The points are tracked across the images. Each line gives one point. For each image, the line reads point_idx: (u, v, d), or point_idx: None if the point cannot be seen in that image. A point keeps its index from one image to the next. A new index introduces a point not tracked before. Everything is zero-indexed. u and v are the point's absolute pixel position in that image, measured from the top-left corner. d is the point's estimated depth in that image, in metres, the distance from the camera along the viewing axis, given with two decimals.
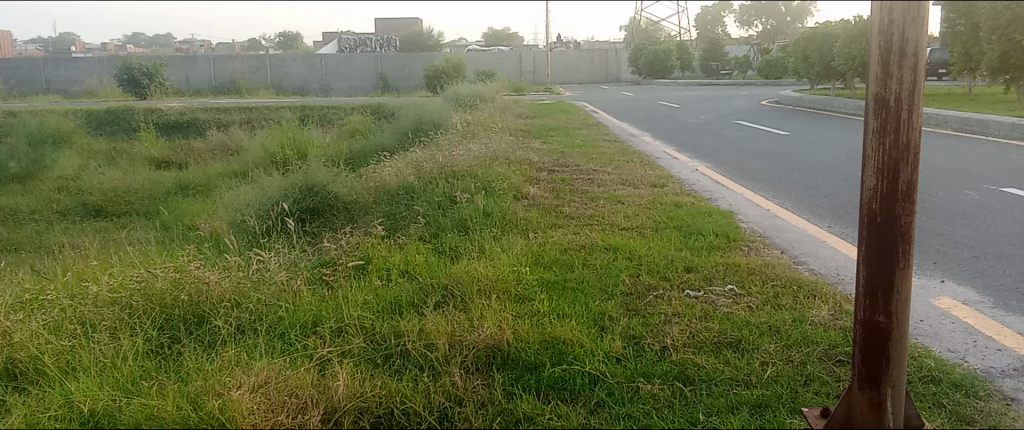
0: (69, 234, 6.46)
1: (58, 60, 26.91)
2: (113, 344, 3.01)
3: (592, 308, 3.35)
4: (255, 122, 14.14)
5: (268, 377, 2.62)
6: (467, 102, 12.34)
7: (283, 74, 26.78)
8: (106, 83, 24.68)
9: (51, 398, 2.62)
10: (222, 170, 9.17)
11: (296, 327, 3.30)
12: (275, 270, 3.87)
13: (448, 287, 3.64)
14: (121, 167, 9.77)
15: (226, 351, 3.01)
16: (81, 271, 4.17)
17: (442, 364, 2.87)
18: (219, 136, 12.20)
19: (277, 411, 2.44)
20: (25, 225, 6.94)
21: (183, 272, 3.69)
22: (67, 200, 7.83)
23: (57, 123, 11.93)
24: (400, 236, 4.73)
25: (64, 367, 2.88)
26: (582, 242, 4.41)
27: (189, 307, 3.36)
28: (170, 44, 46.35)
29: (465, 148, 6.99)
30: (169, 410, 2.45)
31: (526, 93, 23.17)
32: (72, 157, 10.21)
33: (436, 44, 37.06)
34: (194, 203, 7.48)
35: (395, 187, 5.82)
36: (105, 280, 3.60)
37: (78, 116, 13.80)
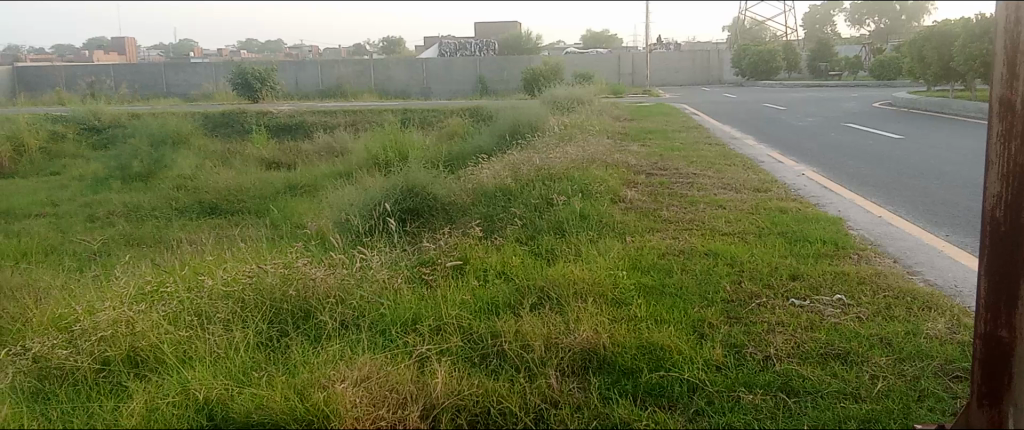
0: (186, 230, 6.83)
1: (179, 66, 28.39)
2: (226, 337, 3.16)
3: (690, 314, 3.29)
4: (358, 125, 14.57)
5: (370, 372, 2.69)
6: (564, 104, 12.34)
7: (386, 78, 27.45)
8: (222, 88, 25.92)
9: (170, 385, 2.76)
10: (327, 170, 9.50)
11: (396, 324, 3.38)
12: (376, 268, 3.98)
13: (544, 289, 3.66)
14: (234, 167, 10.26)
15: (331, 345, 3.12)
16: (197, 265, 4.40)
17: (539, 365, 2.88)
18: (325, 138, 12.64)
19: (378, 405, 2.50)
20: (147, 221, 7.36)
21: (291, 268, 3.85)
22: (185, 197, 8.28)
23: (178, 126, 12.63)
24: (497, 237, 4.78)
25: (181, 355, 3.05)
26: (681, 247, 4.34)
27: (297, 302, 3.50)
28: (280, 50, 48.34)
29: (563, 151, 7.00)
30: (278, 401, 2.56)
31: (625, 95, 22.95)
32: (190, 158, 10.79)
33: (534, 46, 37.22)
34: (301, 203, 7.76)
35: (493, 190, 5.88)
36: (220, 275, 3.79)
37: (196, 119, 14.57)
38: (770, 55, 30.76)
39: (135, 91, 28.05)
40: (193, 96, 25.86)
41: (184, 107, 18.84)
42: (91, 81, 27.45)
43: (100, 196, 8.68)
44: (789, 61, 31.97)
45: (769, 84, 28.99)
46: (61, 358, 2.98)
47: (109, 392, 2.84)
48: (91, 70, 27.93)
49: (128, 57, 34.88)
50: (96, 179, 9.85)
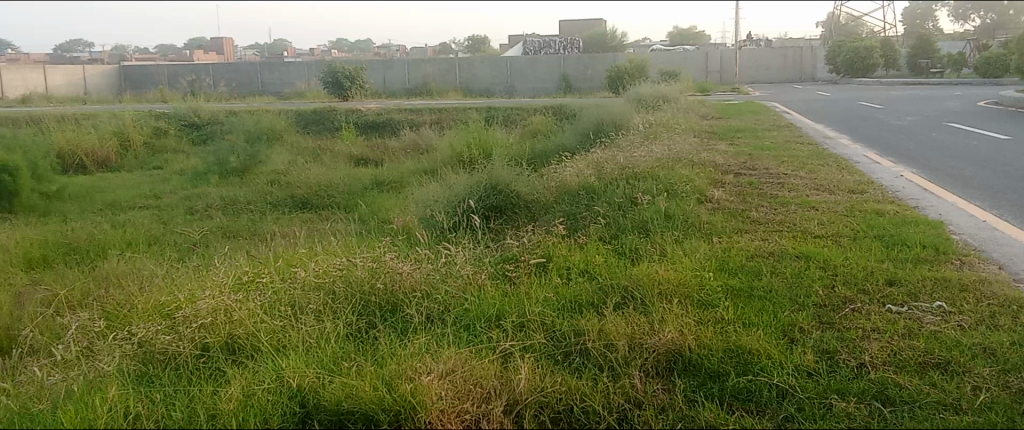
0: (279, 224, 7.08)
1: (273, 65, 29.15)
2: (317, 328, 3.27)
3: (781, 318, 3.21)
4: (443, 122, 14.77)
5: (455, 366, 2.74)
6: (650, 102, 12.19)
7: (471, 76, 27.69)
8: (313, 86, 26.63)
9: (266, 372, 2.87)
10: (413, 167, 9.66)
11: (481, 319, 3.42)
12: (461, 264, 4.03)
13: (628, 288, 3.63)
14: (324, 163, 10.56)
15: (417, 338, 3.18)
16: (290, 257, 4.54)
17: (622, 365, 2.86)
18: (412, 135, 12.86)
19: (463, 398, 2.54)
20: (243, 214, 7.65)
21: (379, 262, 3.94)
22: (278, 191, 8.57)
23: (271, 123, 13.07)
24: (581, 236, 4.76)
25: (276, 344, 3.17)
26: (771, 249, 4.23)
27: (384, 296, 3.59)
28: (367, 49, 49.44)
29: (648, 149, 6.92)
30: (367, 391, 2.62)
31: (712, 93, 22.49)
32: (283, 154, 11.16)
33: (619, 44, 36.91)
34: (388, 199, 7.92)
35: (577, 188, 5.88)
36: (312, 267, 3.91)
37: (289, 116, 15.06)
38: (867, 51, 29.56)
39: (232, 89, 28.73)
40: (286, 94, 26.61)
41: (278, 105, 19.48)
42: (191, 80, 28.67)
43: (199, 189, 9.08)
44: (887, 58, 30.66)
45: (865, 81, 27.88)
46: (165, 343, 3.11)
47: (208, 377, 2.97)
48: (192, 69, 29.19)
49: (226, 57, 36.43)
50: (196, 173, 10.29)
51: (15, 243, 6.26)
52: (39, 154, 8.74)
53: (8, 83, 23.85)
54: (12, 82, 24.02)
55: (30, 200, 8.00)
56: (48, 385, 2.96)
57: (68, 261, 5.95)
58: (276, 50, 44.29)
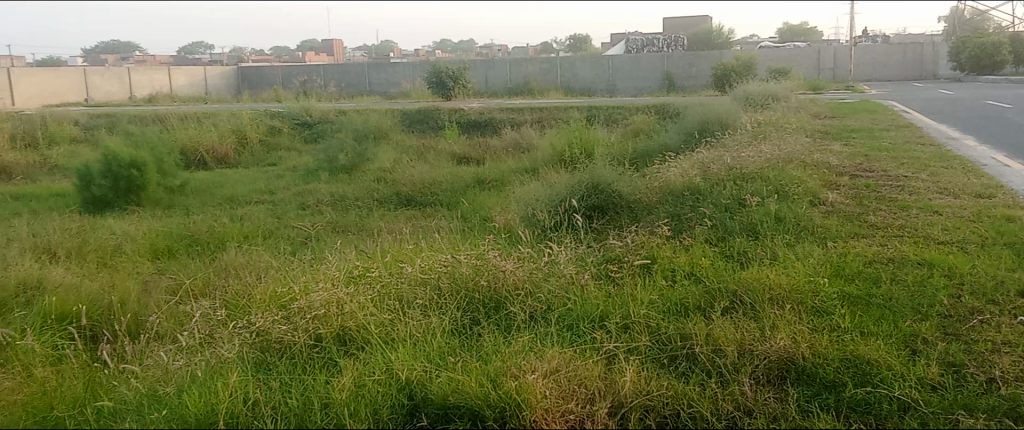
0: (385, 220, 7.27)
1: (381, 65, 29.37)
2: (423, 323, 3.35)
3: (902, 327, 3.06)
4: (545, 122, 14.81)
5: (559, 365, 2.74)
6: (757, 102, 11.85)
7: (572, 75, 27.52)
8: (418, 86, 27.19)
9: (375, 364, 2.95)
10: (514, 166, 9.73)
11: (585, 320, 3.41)
12: (564, 263, 4.02)
13: (737, 293, 3.54)
14: (428, 161, 10.77)
15: (520, 336, 3.20)
16: (396, 252, 4.66)
17: (731, 372, 2.80)
18: (513, 134, 12.95)
19: (566, 398, 2.55)
20: (350, 210, 7.90)
21: (483, 259, 3.98)
22: (384, 188, 8.80)
23: (378, 121, 13.42)
24: (685, 237, 4.67)
25: (384, 337, 3.26)
26: (889, 255, 4.03)
27: (488, 293, 3.64)
28: (470, 49, 50.32)
29: (757, 149, 6.72)
30: (472, 386, 2.66)
31: (823, 91, 21.63)
32: (389, 152, 11.46)
33: (726, 42, 36.09)
34: (490, 197, 8.00)
35: (681, 188, 5.77)
36: (418, 264, 3.99)
37: (395, 116, 15.44)
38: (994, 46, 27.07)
39: (341, 90, 29.25)
40: (392, 93, 27.20)
41: (385, 104, 20.00)
42: (303, 80, 29.65)
43: (310, 186, 9.43)
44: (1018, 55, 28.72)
45: (993, 79, 26.24)
46: (281, 333, 3.25)
47: (322, 367, 3.08)
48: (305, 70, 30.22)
49: (336, 58, 37.75)
50: (307, 171, 10.69)
51: (142, 234, 6.67)
52: (164, 150, 9.29)
53: (137, 83, 25.59)
54: (141, 82, 25.76)
55: (156, 194, 8.51)
56: (174, 369, 3.12)
57: (190, 252, 6.30)
58: (384, 51, 45.60)
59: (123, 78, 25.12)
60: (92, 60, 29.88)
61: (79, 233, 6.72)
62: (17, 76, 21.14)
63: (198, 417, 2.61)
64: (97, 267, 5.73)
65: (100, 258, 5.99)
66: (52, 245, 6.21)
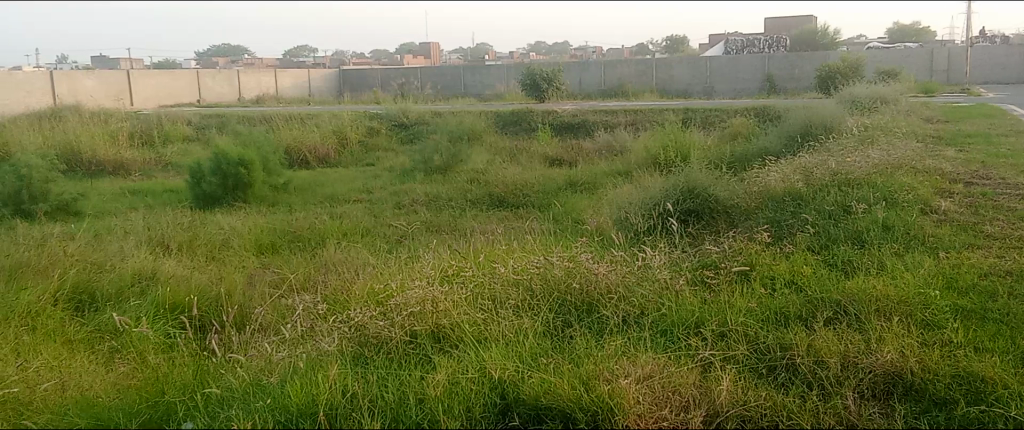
0: (478, 220, 7.36)
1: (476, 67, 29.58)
2: (516, 323, 3.38)
3: (1021, 345, 2.90)
4: (639, 124, 14.65)
5: (653, 370, 2.73)
6: (864, 104, 11.37)
7: (668, 77, 27.01)
8: (513, 88, 27.36)
9: (469, 363, 3.00)
10: (608, 168, 9.66)
11: (679, 326, 3.36)
12: (658, 268, 3.96)
13: (841, 303, 3.42)
14: (521, 163, 10.83)
15: (613, 340, 3.19)
16: (488, 253, 4.69)
17: (833, 385, 2.74)
18: (607, 136, 12.87)
19: (660, 404, 2.55)
20: (445, 210, 8.03)
21: (575, 262, 3.96)
22: (477, 188, 8.90)
23: (473, 123, 13.58)
24: (786, 244, 4.53)
25: (477, 336, 3.30)
26: (1009, 267, 3.80)
27: (581, 296, 3.63)
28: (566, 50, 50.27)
29: (863, 154, 6.45)
30: (564, 388, 2.68)
31: (936, 94, 20.55)
32: (483, 153, 11.57)
33: (831, 42, 34.74)
34: (582, 200, 7.98)
35: (781, 194, 5.61)
36: (510, 264, 4.01)
37: (489, 118, 15.60)
38: None
39: (437, 92, 29.64)
40: (487, 95, 27.47)
41: (480, 105, 20.22)
42: (401, 82, 30.26)
43: (406, 186, 9.64)
44: None
45: None
46: (378, 328, 3.33)
47: (417, 364, 3.15)
48: (403, 72, 30.87)
49: (432, 61, 38.42)
50: (403, 171, 10.93)
51: (248, 229, 6.97)
52: (270, 149, 9.66)
53: (245, 85, 26.75)
54: (249, 84, 26.90)
55: (262, 192, 8.87)
56: (277, 360, 3.25)
57: (292, 248, 6.55)
58: (479, 54, 46.15)
59: (233, 80, 26.30)
60: (206, 63, 31.42)
61: (191, 227, 7.08)
62: (137, 77, 22.44)
63: (300, 407, 2.72)
64: (206, 261, 6.02)
65: (209, 251, 6.29)
66: (167, 238, 6.56)
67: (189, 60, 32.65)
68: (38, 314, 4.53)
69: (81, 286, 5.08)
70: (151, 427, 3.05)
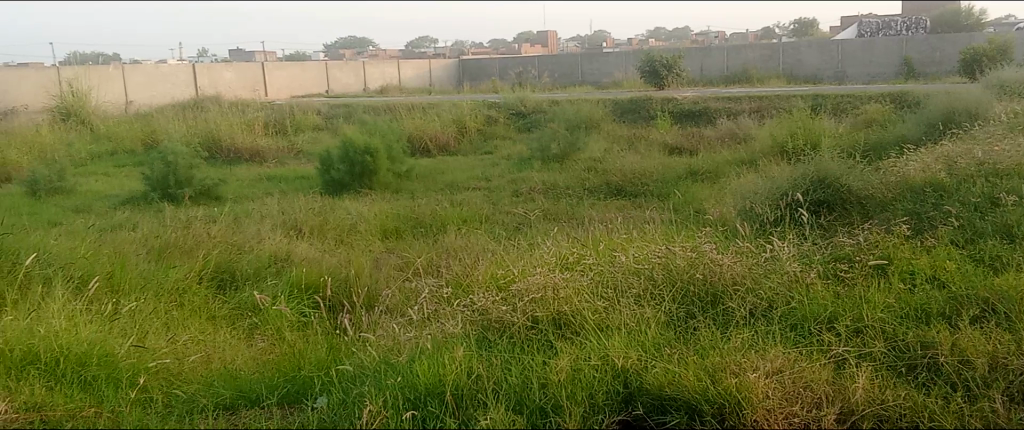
0: (596, 209, 7.34)
1: (593, 55, 29.16)
2: (639, 311, 3.37)
3: None
4: (764, 111, 14.17)
5: (783, 365, 2.73)
6: (1014, 89, 10.55)
7: (795, 62, 25.95)
8: (631, 76, 26.97)
9: (592, 349, 3.02)
10: (730, 156, 9.41)
11: (810, 320, 3.29)
12: (787, 259, 3.84)
13: (988, 301, 3.28)
14: (640, 151, 10.70)
15: (739, 333, 3.14)
16: (608, 241, 4.67)
17: (980, 387, 2.69)
18: (729, 124, 12.52)
19: (791, 400, 2.57)
20: (563, 198, 8.05)
21: (698, 251, 3.89)
22: (595, 176, 8.84)
23: (590, 111, 13.51)
24: (928, 237, 4.31)
25: (599, 324, 3.31)
26: None
27: (705, 287, 3.58)
28: (686, 36, 49.13)
29: (1015, 142, 5.99)
30: (691, 379, 2.70)
31: None
32: (601, 141, 11.51)
33: (977, 22, 32.33)
34: (704, 189, 7.81)
35: (921, 184, 5.31)
36: (631, 253, 3.98)
37: (607, 106, 15.49)
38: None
39: (554, 80, 29.58)
40: (604, 83, 27.27)
41: (598, 94, 20.12)
42: (519, 71, 30.44)
43: (524, 174, 9.72)
44: None
45: None
46: (501, 313, 3.40)
47: (539, 348, 3.20)
48: (521, 61, 31.10)
49: (550, 49, 38.44)
50: (521, 159, 11.02)
51: (374, 215, 7.23)
52: (393, 137, 9.96)
53: (370, 76, 27.66)
54: (374, 75, 27.79)
55: (386, 179, 9.17)
56: (404, 340, 3.38)
57: (415, 234, 6.75)
58: (598, 41, 45.83)
59: (359, 71, 27.27)
60: (333, 55, 32.69)
61: (321, 212, 7.41)
62: (271, 70, 23.63)
63: (428, 387, 2.84)
64: (336, 244, 6.30)
65: (338, 235, 6.59)
66: (299, 222, 6.88)
67: (317, 52, 34.04)
68: (185, 291, 4.87)
69: (223, 265, 5.42)
70: (291, 400, 3.25)
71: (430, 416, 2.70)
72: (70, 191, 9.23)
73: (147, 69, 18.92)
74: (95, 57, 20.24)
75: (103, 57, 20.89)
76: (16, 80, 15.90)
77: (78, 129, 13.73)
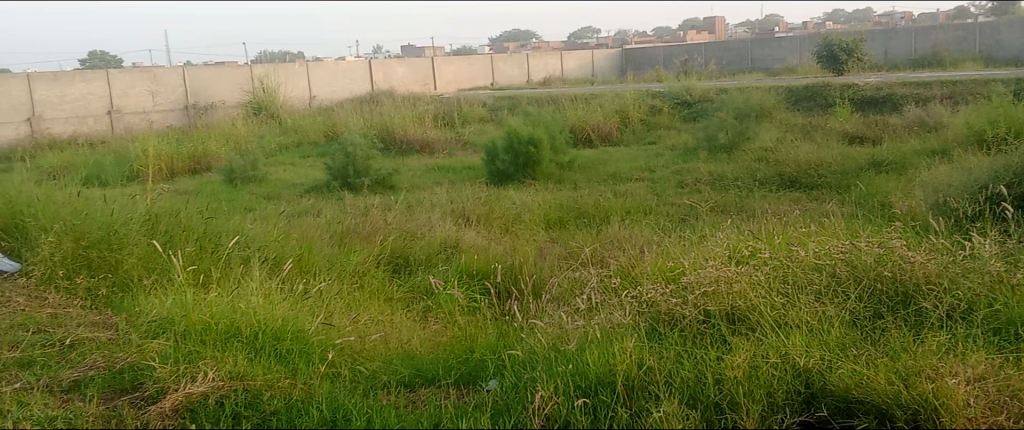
0: (767, 201, 7.05)
1: (764, 40, 27.83)
2: (820, 309, 3.24)
3: None
4: (958, 97, 13.01)
5: (986, 372, 2.64)
6: None
7: (996, 42, 23.53)
8: (805, 61, 25.59)
9: (770, 346, 2.96)
10: (919, 146, 8.74)
11: (1017, 325, 3.10)
12: (989, 256, 3.54)
13: None
14: (817, 141, 10.17)
15: (934, 336, 2.98)
16: (784, 234, 4.46)
17: None
18: (917, 111, 11.62)
19: (995, 410, 2.50)
20: (731, 190, 7.79)
21: (887, 246, 3.65)
22: (765, 167, 8.48)
23: (761, 99, 12.98)
24: None
25: (776, 320, 3.21)
26: None
27: (893, 285, 3.38)
28: (868, 18, 45.87)
29: None
30: (881, 382, 2.64)
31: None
32: (772, 131, 11.04)
33: None
34: (889, 181, 7.31)
35: None
36: (812, 247, 3.78)
37: (779, 93, 14.81)
38: None
39: (722, 68, 28.64)
40: (776, 69, 26.07)
41: (770, 81, 19.28)
42: (685, 59, 29.70)
43: (690, 164, 9.50)
44: None
45: None
46: (671, 306, 3.35)
47: (712, 344, 3.15)
48: (687, 49, 30.41)
49: (718, 36, 37.21)
50: (687, 149, 10.78)
51: (540, 205, 7.33)
52: (557, 128, 10.04)
53: (534, 68, 28.01)
54: (538, 66, 28.12)
55: (549, 170, 9.27)
56: (570, 330, 3.39)
57: (579, 224, 6.79)
58: (769, 26, 43.76)
59: (523, 64, 27.66)
60: (498, 49, 33.39)
61: (487, 201, 7.61)
62: (440, 64, 24.52)
63: (599, 376, 2.86)
64: (502, 233, 6.46)
65: (504, 224, 6.75)
66: (467, 210, 7.11)
67: (485, 46, 34.89)
68: (363, 274, 5.17)
69: (397, 251, 5.70)
70: (465, 381, 3.39)
71: (602, 405, 2.74)
72: (262, 179, 10.04)
73: (329, 65, 20.18)
74: (284, 56, 21.86)
75: (290, 56, 22.52)
76: (216, 79, 17.47)
77: (268, 122, 14.88)
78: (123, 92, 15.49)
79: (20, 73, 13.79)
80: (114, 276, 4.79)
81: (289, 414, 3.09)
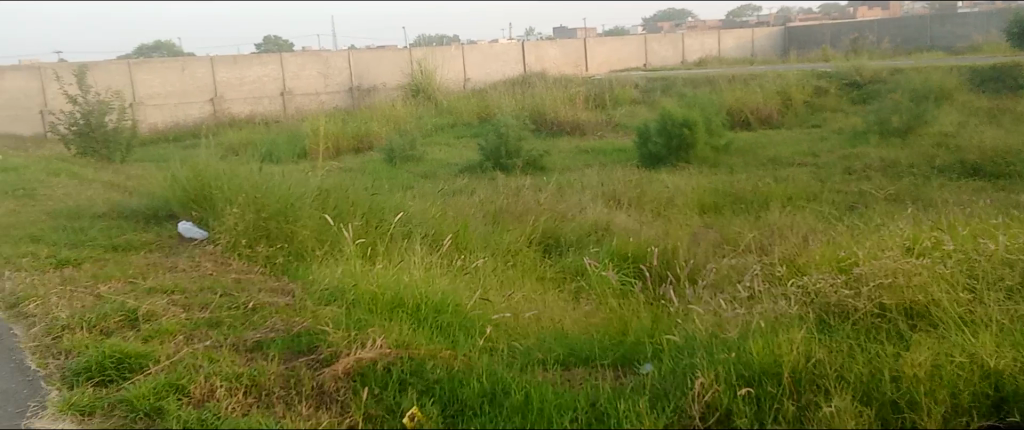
0: (946, 190, 6.54)
1: (946, 16, 25.70)
2: (1010, 310, 3.10)
3: None
4: None
5: None
6: None
7: None
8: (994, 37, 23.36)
9: (954, 345, 2.87)
10: None
11: None
12: None
13: None
14: (1005, 126, 9.30)
15: None
16: (963, 225, 4.20)
17: None
18: None
19: None
20: (905, 177, 7.29)
21: None
22: (944, 154, 7.87)
23: (941, 80, 12.00)
24: None
25: (961, 318, 3.08)
26: None
27: None
28: None
29: None
30: None
31: None
32: (953, 114, 10.20)
33: None
34: None
35: None
36: (1000, 242, 3.59)
37: (962, 74, 13.64)
38: None
39: (895, 45, 26.69)
40: (958, 46, 23.98)
41: (952, 60, 17.82)
42: (854, 37, 27.96)
43: (858, 150, 8.97)
44: None
45: None
46: (842, 297, 3.20)
47: (887, 338, 3.03)
48: (857, 27, 28.66)
49: (892, 11, 34.69)
50: (855, 134, 10.18)
51: (694, 189, 7.17)
52: (714, 110, 9.76)
53: (688, 48, 27.34)
54: (693, 46, 27.45)
55: (704, 153, 9.05)
56: (729, 317, 3.28)
57: (735, 210, 6.59)
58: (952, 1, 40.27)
59: (677, 44, 27.08)
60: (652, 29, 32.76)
61: (640, 184, 7.53)
62: (592, 45, 24.43)
63: (763, 366, 2.77)
64: (654, 217, 6.39)
65: (657, 208, 6.67)
66: (619, 193, 7.08)
67: (638, 26, 34.36)
68: (517, 253, 5.28)
69: (549, 232, 5.76)
70: (621, 363, 3.41)
71: (766, 396, 2.68)
72: (419, 158, 10.44)
73: (484, 48, 20.61)
74: (441, 39, 22.51)
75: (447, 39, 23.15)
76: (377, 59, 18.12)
77: (425, 104, 15.41)
78: (295, 74, 16.46)
79: (204, 57, 15.14)
80: (289, 246, 5.14)
81: (450, 384, 3.20)
